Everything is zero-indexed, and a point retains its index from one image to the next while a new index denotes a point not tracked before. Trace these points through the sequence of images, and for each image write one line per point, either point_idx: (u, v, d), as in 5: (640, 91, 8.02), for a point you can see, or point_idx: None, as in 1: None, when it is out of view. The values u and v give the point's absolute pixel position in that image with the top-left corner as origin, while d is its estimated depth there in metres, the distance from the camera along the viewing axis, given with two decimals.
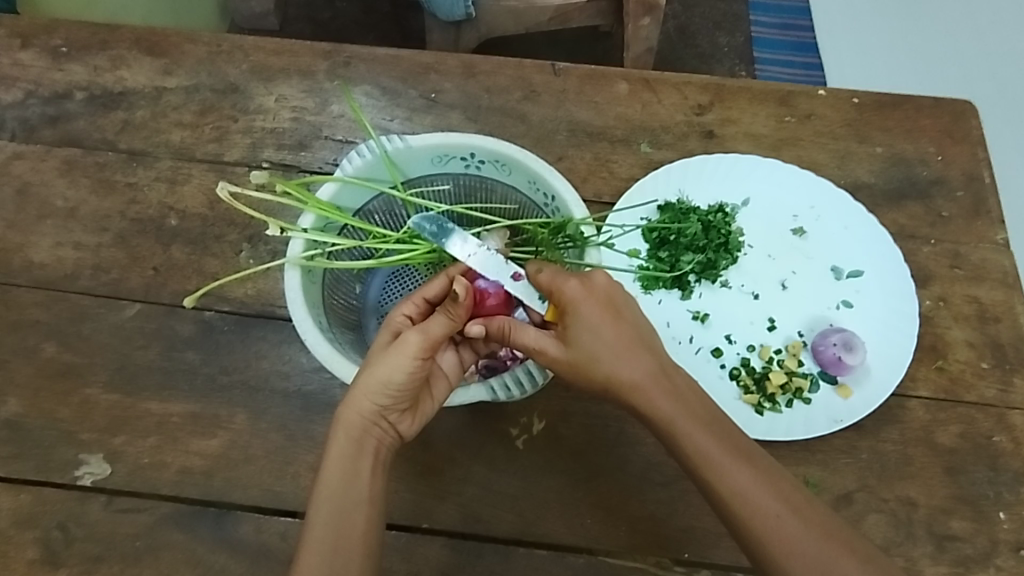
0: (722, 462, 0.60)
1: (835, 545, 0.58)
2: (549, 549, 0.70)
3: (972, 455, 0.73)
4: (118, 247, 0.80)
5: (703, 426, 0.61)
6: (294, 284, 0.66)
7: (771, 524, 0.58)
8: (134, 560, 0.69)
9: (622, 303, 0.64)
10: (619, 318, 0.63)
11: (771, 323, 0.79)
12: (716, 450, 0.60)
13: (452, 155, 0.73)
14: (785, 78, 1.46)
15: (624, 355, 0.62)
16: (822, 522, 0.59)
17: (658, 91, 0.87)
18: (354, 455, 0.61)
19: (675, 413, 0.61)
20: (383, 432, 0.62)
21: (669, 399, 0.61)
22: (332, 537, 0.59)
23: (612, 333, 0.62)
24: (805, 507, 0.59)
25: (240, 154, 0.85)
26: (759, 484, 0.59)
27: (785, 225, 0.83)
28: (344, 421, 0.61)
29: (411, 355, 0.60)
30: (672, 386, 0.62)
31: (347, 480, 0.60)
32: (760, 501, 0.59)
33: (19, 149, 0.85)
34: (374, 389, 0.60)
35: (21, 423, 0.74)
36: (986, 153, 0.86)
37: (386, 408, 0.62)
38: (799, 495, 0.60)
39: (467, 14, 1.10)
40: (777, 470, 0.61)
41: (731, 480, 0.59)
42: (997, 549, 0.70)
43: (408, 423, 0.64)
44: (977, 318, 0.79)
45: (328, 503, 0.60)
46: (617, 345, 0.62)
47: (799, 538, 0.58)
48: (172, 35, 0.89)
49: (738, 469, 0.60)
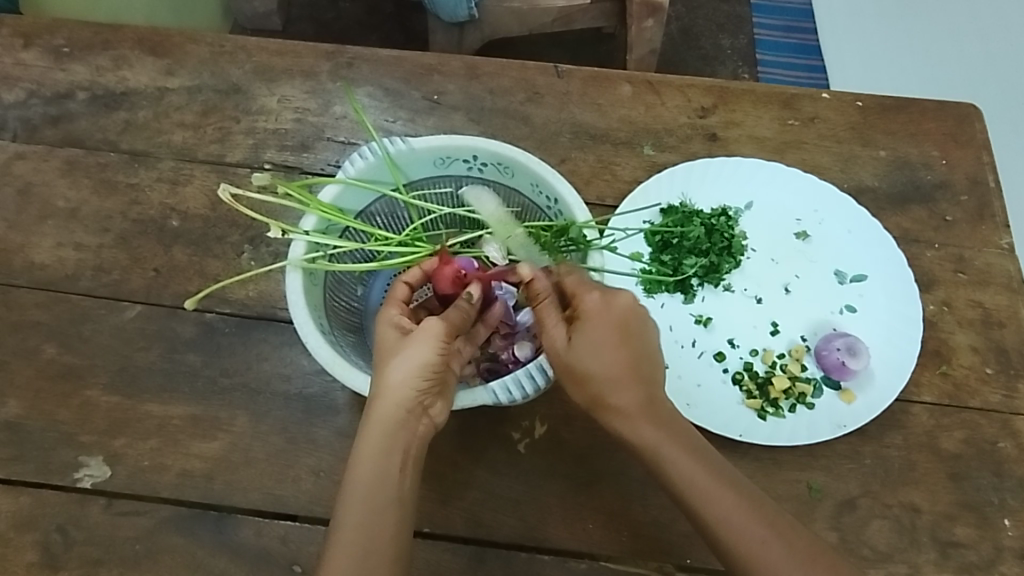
0: (707, 489, 0.60)
1: (820, 570, 0.57)
2: (551, 554, 0.70)
3: (977, 461, 0.73)
4: (119, 249, 0.80)
5: (687, 453, 0.61)
6: (296, 286, 0.66)
7: (758, 551, 0.58)
8: (134, 563, 0.69)
9: (637, 325, 0.63)
10: (625, 337, 0.63)
11: (774, 328, 0.79)
12: (701, 477, 0.60)
13: (455, 157, 0.73)
14: (789, 80, 1.49)
15: (618, 381, 0.62)
16: (808, 547, 0.58)
17: (662, 93, 0.87)
18: (386, 451, 0.60)
19: (659, 441, 0.61)
20: (417, 422, 0.62)
21: (653, 427, 0.62)
22: (366, 539, 0.58)
23: (613, 358, 0.62)
24: (791, 531, 0.59)
25: (243, 154, 0.84)
26: (745, 513, 0.59)
27: (789, 228, 0.82)
28: (382, 415, 0.61)
29: (438, 336, 0.62)
30: (657, 414, 0.63)
31: (379, 479, 0.60)
32: (746, 529, 0.58)
33: (21, 149, 0.84)
34: (414, 376, 0.61)
35: (21, 425, 0.73)
36: (990, 157, 0.86)
37: (418, 396, 0.62)
38: (784, 519, 0.60)
39: (470, 15, 1.10)
40: (761, 496, 0.61)
41: (716, 508, 0.59)
42: (1001, 556, 0.70)
43: (441, 407, 0.63)
44: (981, 323, 0.78)
45: (358, 506, 0.59)
46: (611, 367, 0.62)
47: (785, 564, 0.57)
48: (174, 35, 0.89)
49: (724, 497, 0.59)
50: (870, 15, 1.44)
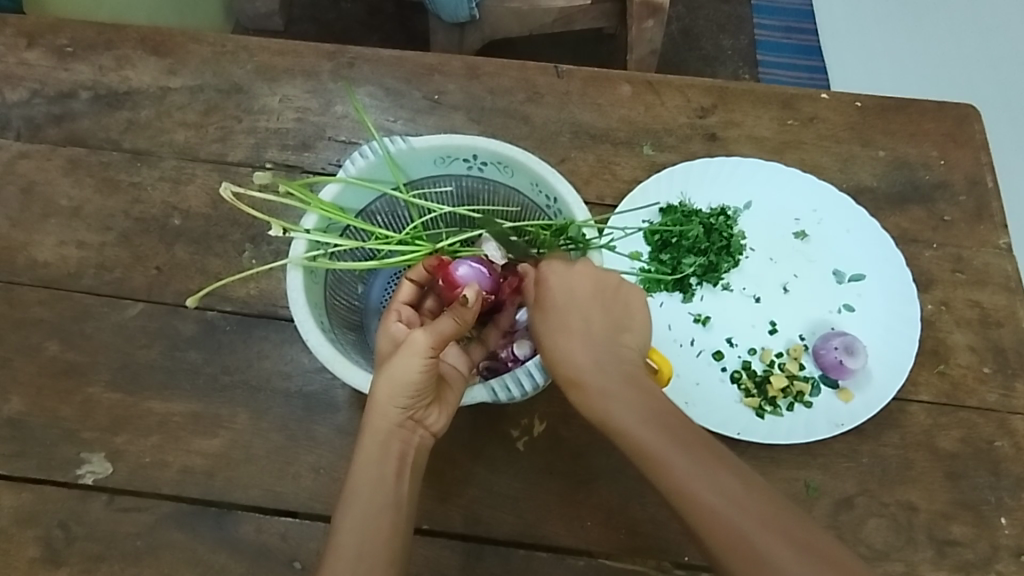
0: (659, 454, 0.61)
1: (771, 533, 0.57)
2: (549, 551, 0.70)
3: (974, 460, 0.73)
4: (121, 247, 0.81)
5: (644, 422, 0.62)
6: (296, 284, 0.66)
7: (708, 515, 0.58)
8: (135, 559, 0.70)
9: (590, 292, 0.66)
10: (575, 302, 0.65)
11: (773, 326, 0.79)
12: (654, 442, 0.61)
13: (455, 156, 0.73)
14: (790, 81, 1.48)
15: (563, 345, 0.65)
16: (762, 512, 0.58)
17: (661, 93, 0.87)
18: (380, 459, 0.62)
19: (617, 411, 0.63)
20: (409, 434, 0.64)
21: (606, 398, 0.63)
22: (361, 541, 0.59)
23: (553, 323, 0.66)
24: (745, 494, 0.59)
25: (244, 154, 0.85)
26: (694, 476, 0.59)
27: (788, 227, 0.83)
28: (372, 429, 0.62)
29: (423, 354, 0.61)
30: (610, 380, 0.64)
31: (376, 486, 0.61)
32: (695, 492, 0.59)
33: (24, 148, 0.85)
34: (397, 393, 0.62)
35: (25, 421, 0.74)
36: (989, 157, 0.86)
37: (411, 409, 0.63)
38: (741, 482, 0.60)
39: (471, 15, 1.10)
40: (719, 459, 0.61)
41: (667, 473, 0.60)
42: (998, 555, 0.70)
43: (435, 417, 0.65)
44: (979, 322, 0.79)
45: (355, 507, 0.60)
46: (560, 332, 0.65)
47: (733, 528, 0.57)
48: (177, 35, 0.89)
49: (675, 461, 0.60)
50: (872, 19, 1.43)
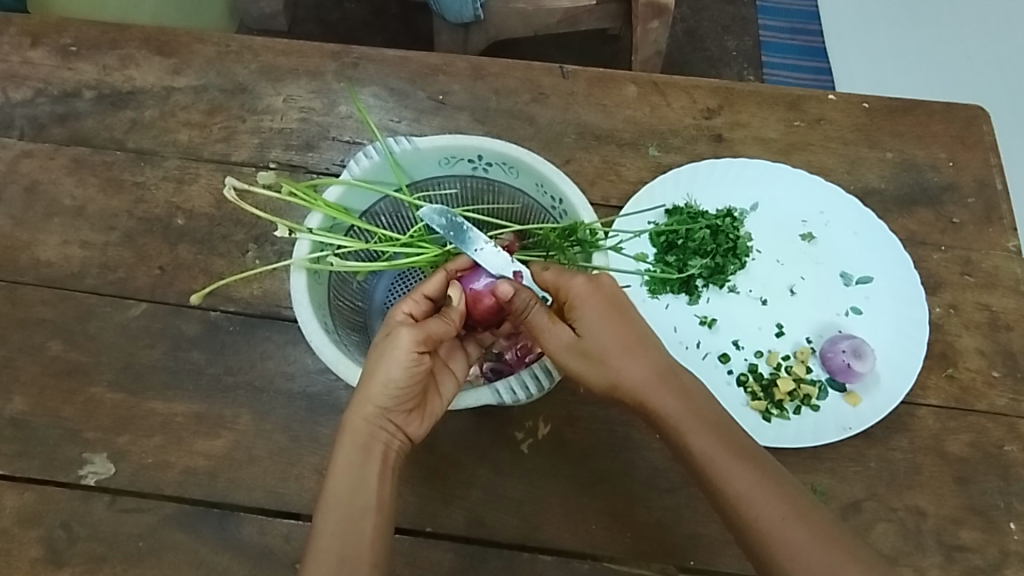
0: (726, 464, 0.60)
1: (832, 547, 0.58)
2: (554, 555, 0.70)
3: (983, 465, 0.73)
4: (125, 247, 0.80)
5: (713, 432, 0.62)
6: (300, 285, 0.66)
7: (775, 528, 0.58)
8: (138, 560, 0.69)
9: (626, 301, 0.64)
10: (628, 313, 0.64)
11: (780, 329, 0.79)
12: (721, 453, 0.61)
13: (460, 157, 0.73)
14: (797, 82, 1.48)
15: (628, 354, 0.63)
16: (822, 529, 0.59)
17: (667, 94, 0.87)
18: (361, 461, 0.61)
19: (680, 415, 0.62)
20: (390, 435, 0.63)
21: (677, 404, 0.62)
22: (343, 542, 0.59)
23: (616, 334, 0.62)
24: (810, 511, 0.59)
25: (248, 154, 0.85)
26: (766, 489, 0.60)
27: (795, 229, 0.82)
28: (353, 428, 0.62)
29: (406, 351, 0.60)
30: (675, 387, 0.63)
31: (355, 487, 0.61)
32: (765, 505, 0.59)
33: (28, 147, 0.85)
34: (376, 392, 0.61)
35: (28, 421, 0.74)
36: (998, 159, 0.85)
37: (390, 410, 0.62)
38: (803, 499, 0.60)
39: (476, 16, 1.10)
40: (783, 474, 0.61)
41: (735, 483, 0.60)
42: (1007, 560, 0.70)
43: (416, 424, 0.64)
44: (988, 326, 0.78)
45: (337, 512, 0.60)
46: (624, 344, 0.63)
47: (801, 543, 0.58)
48: (182, 34, 0.89)
49: (742, 473, 0.60)
50: (877, 18, 1.44)
